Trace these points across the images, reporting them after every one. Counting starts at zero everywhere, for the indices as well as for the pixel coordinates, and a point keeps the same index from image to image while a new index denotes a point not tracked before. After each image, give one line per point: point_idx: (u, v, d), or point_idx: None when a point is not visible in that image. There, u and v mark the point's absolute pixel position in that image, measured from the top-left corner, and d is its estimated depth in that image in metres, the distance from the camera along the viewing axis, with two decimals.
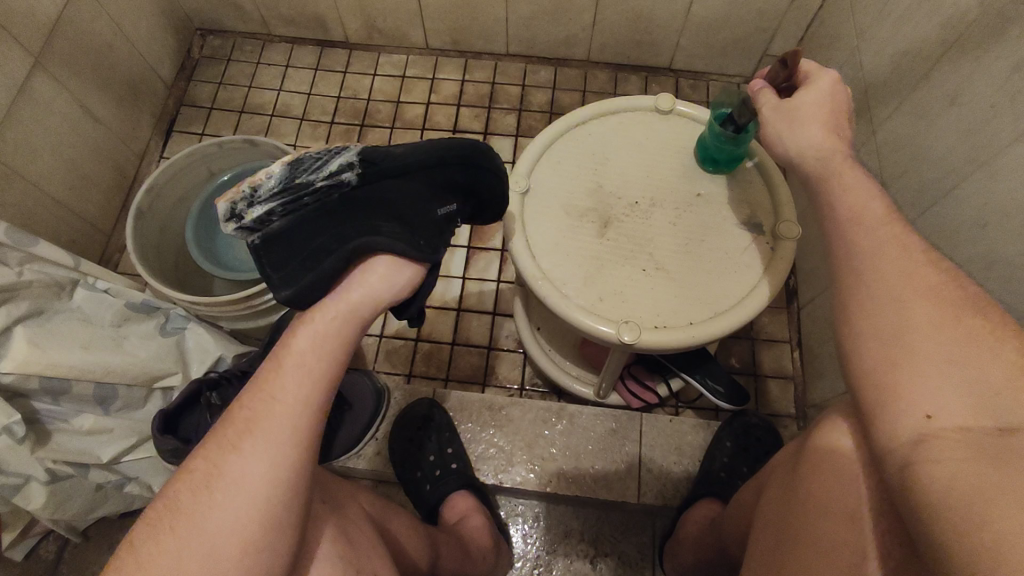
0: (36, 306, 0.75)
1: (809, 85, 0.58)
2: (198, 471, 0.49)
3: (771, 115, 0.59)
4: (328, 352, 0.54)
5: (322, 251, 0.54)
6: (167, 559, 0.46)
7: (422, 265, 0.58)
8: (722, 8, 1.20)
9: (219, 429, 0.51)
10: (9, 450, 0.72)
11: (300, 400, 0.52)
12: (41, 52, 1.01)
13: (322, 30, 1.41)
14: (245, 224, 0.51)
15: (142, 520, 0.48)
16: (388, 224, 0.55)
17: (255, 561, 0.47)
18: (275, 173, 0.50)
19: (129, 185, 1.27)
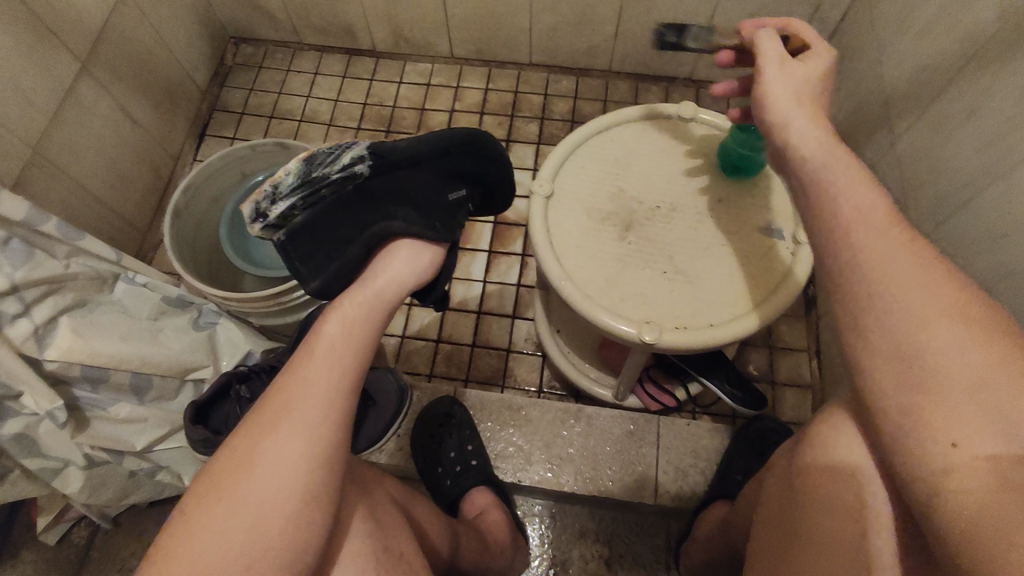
0: (80, 298, 0.77)
1: (814, 53, 0.58)
2: (239, 447, 0.52)
3: (786, 75, 0.55)
4: (357, 334, 0.57)
5: (345, 240, 0.59)
6: (213, 532, 0.48)
7: (441, 247, 0.63)
8: (743, 20, 1.22)
9: (258, 409, 0.54)
10: (51, 433, 0.76)
11: (331, 379, 0.54)
12: (87, 57, 1.06)
13: (351, 38, 1.45)
14: (270, 222, 0.57)
15: (187, 496, 0.51)
16: (403, 209, 0.59)
17: (295, 534, 0.49)
18: (292, 171, 0.56)
19: (163, 186, 1.32)
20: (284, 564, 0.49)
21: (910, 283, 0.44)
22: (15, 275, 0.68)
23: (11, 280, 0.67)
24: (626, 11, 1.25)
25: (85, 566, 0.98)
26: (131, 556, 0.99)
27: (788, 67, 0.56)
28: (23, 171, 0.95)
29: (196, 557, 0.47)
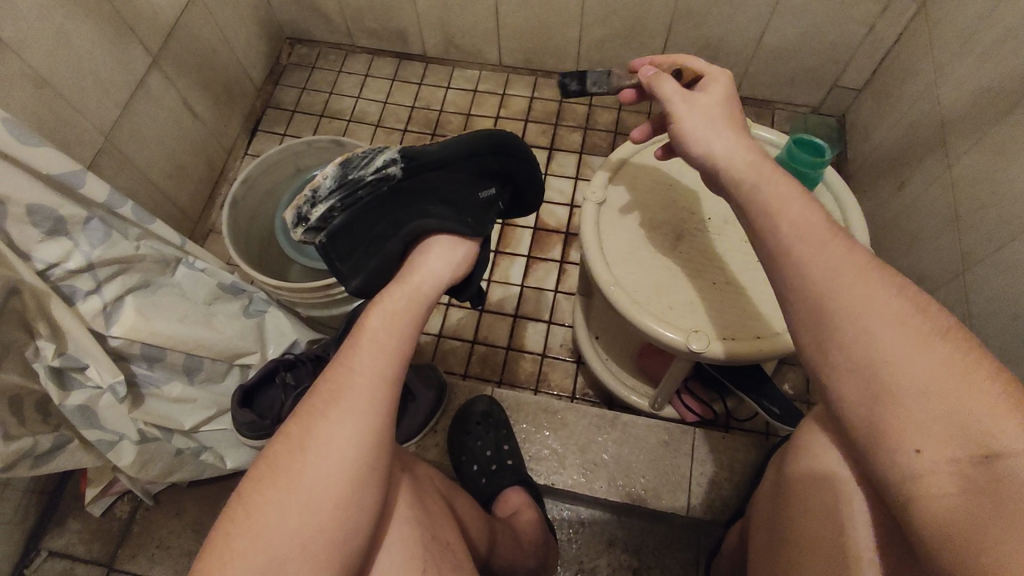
0: (144, 279, 0.80)
1: (713, 78, 0.61)
2: (293, 432, 0.53)
3: (686, 102, 0.58)
4: (401, 323, 0.58)
5: (381, 237, 0.62)
6: (271, 508, 0.50)
7: (474, 241, 0.65)
8: (795, 39, 1.22)
9: (310, 395, 0.55)
10: (110, 406, 0.79)
11: (378, 367, 0.56)
12: (158, 52, 1.11)
13: (403, 43, 1.49)
14: (310, 225, 0.60)
15: (245, 475, 0.53)
16: (437, 206, 0.62)
17: (347, 512, 0.51)
18: (329, 175, 0.60)
19: (217, 178, 1.36)
20: (337, 542, 0.50)
21: (872, 291, 0.43)
22: (91, 254, 0.72)
23: (87, 258, 0.71)
24: (677, 25, 1.26)
25: (126, 540, 1.01)
26: (169, 533, 1.01)
27: (693, 100, 0.59)
28: (94, 157, 0.99)
29: (255, 535, 0.49)
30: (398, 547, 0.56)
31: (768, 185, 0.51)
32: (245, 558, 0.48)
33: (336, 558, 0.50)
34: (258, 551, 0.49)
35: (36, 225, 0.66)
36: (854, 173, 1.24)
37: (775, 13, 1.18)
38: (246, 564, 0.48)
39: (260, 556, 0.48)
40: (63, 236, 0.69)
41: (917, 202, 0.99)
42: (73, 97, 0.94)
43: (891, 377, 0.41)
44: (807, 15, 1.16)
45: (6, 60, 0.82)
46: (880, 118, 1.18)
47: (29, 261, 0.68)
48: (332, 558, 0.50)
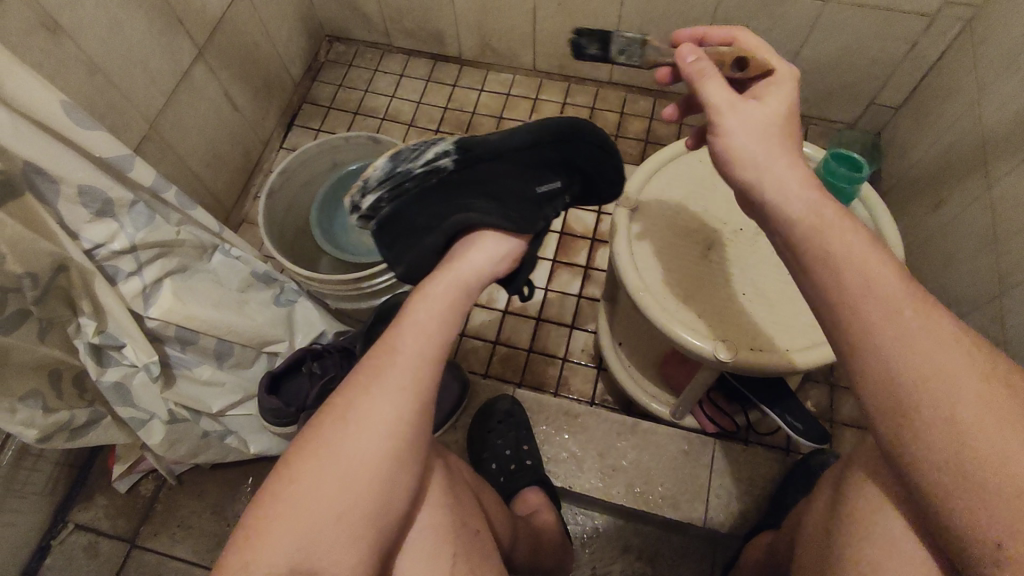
0: (183, 264, 0.82)
1: (775, 82, 0.57)
2: (337, 406, 0.54)
3: (743, 113, 0.54)
4: (445, 308, 0.58)
5: (424, 229, 0.63)
6: (312, 475, 0.52)
7: (520, 238, 0.63)
8: (833, 54, 1.21)
9: (354, 370, 0.56)
10: (144, 385, 0.81)
11: (420, 350, 0.55)
12: (204, 45, 1.14)
13: (439, 45, 1.51)
14: (362, 212, 0.65)
15: (292, 439, 0.54)
16: (480, 201, 0.61)
17: (384, 486, 0.53)
18: (380, 166, 0.63)
19: (252, 168, 1.39)
20: (373, 514, 0.52)
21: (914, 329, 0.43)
22: (134, 236, 0.74)
23: (131, 240, 0.73)
24: None
25: (148, 517, 1.03)
26: (190, 513, 1.04)
27: (746, 111, 0.54)
28: (139, 143, 1.03)
29: (299, 501, 0.51)
30: (429, 526, 0.59)
31: (807, 206, 0.49)
32: (289, 521, 0.51)
33: (373, 528, 0.53)
34: (301, 516, 0.51)
35: (85, 206, 0.68)
36: (888, 192, 1.22)
37: (814, 28, 1.17)
38: (290, 527, 0.51)
39: (303, 521, 0.51)
40: (109, 218, 0.71)
41: (953, 223, 0.98)
42: (122, 84, 0.97)
43: (930, 415, 0.41)
44: (847, 30, 1.16)
45: (63, 46, 0.85)
46: (918, 136, 1.17)
47: (77, 240, 0.70)
48: (369, 528, 0.52)
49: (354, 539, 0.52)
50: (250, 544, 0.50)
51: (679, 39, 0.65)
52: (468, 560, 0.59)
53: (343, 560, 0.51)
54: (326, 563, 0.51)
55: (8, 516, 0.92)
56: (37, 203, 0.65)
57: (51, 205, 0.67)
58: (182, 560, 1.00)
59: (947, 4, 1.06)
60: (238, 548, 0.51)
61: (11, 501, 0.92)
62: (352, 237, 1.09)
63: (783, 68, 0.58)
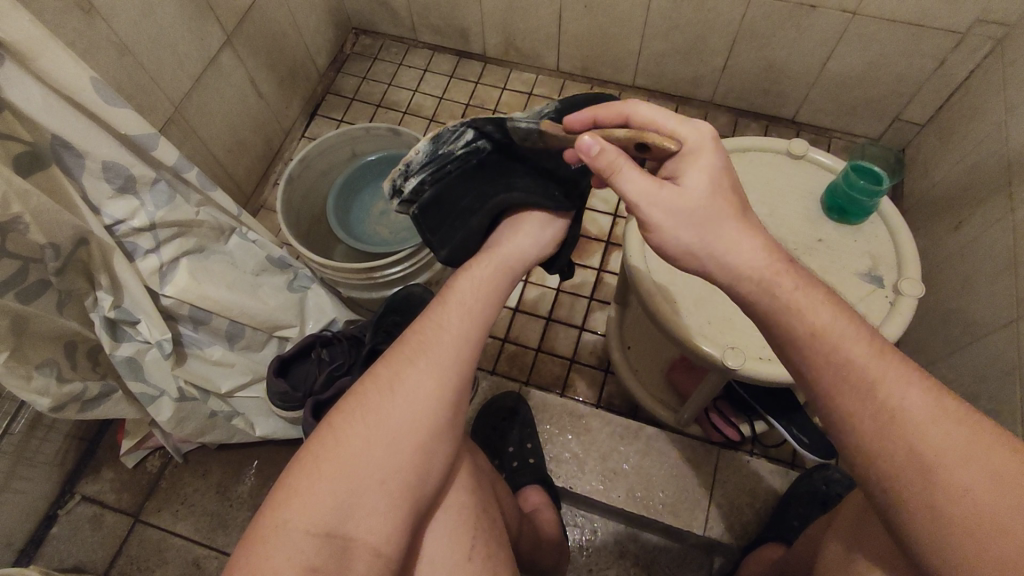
0: (200, 245, 0.83)
1: (689, 156, 0.51)
2: (382, 374, 0.54)
3: (655, 203, 0.50)
4: (491, 289, 0.58)
5: (469, 210, 0.60)
6: (356, 442, 0.51)
7: (565, 218, 0.61)
8: (861, 68, 1.20)
9: (398, 342, 0.56)
10: (156, 361, 0.82)
11: (466, 327, 0.56)
12: (232, 32, 1.16)
13: (464, 42, 1.51)
14: (404, 197, 0.61)
15: (333, 407, 0.54)
16: (523, 180, 0.58)
17: (422, 462, 0.53)
18: (422, 148, 0.58)
19: (273, 156, 1.41)
20: (412, 487, 0.52)
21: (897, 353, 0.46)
22: (154, 214, 0.75)
23: (151, 218, 0.74)
24: (739, 45, 1.25)
25: (153, 493, 1.05)
26: (194, 492, 1.05)
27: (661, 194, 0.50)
28: (164, 125, 1.04)
29: (340, 465, 0.51)
30: (454, 510, 0.59)
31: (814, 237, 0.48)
32: (328, 484, 0.50)
33: (409, 499, 0.52)
34: (341, 481, 0.50)
35: (108, 181, 0.70)
36: (909, 210, 1.21)
37: (842, 40, 1.16)
38: (329, 490, 0.50)
39: (342, 486, 0.50)
40: (131, 194, 0.72)
41: (973, 244, 0.97)
42: (151, 66, 0.99)
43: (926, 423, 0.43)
44: (875, 45, 1.14)
45: (95, 27, 0.87)
46: (942, 155, 1.15)
47: (98, 215, 0.71)
48: (405, 498, 0.52)
49: (391, 507, 0.51)
50: (286, 506, 0.49)
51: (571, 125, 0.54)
52: (486, 546, 0.59)
53: (378, 530, 0.51)
54: (361, 531, 0.50)
55: (16, 484, 0.94)
56: (63, 175, 0.67)
57: (75, 177, 0.68)
58: (183, 538, 1.01)
59: (978, 22, 1.04)
60: (272, 511, 0.49)
61: (20, 470, 0.94)
62: (368, 227, 1.10)
63: (696, 136, 0.51)
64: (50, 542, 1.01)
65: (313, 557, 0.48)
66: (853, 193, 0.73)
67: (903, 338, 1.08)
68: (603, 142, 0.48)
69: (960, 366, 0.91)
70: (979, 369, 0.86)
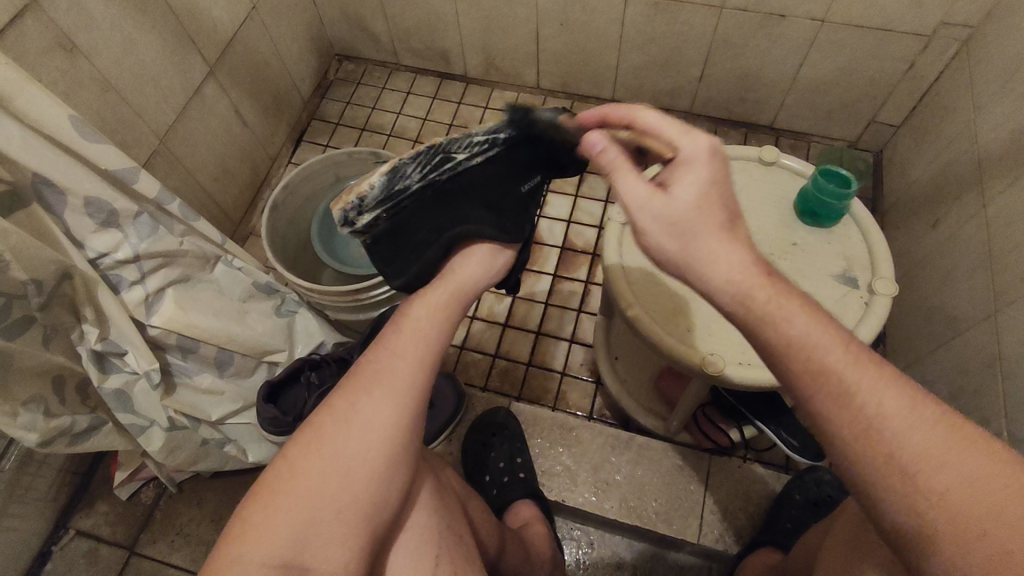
0: (185, 274, 0.83)
1: (682, 163, 0.49)
2: (338, 405, 0.55)
3: (649, 209, 0.49)
4: (444, 314, 0.59)
5: (423, 243, 0.60)
6: (312, 472, 0.52)
7: (513, 247, 0.62)
8: (833, 73, 1.22)
9: (353, 372, 0.57)
10: (145, 393, 0.83)
11: (418, 353, 0.57)
12: (215, 64, 1.18)
13: (446, 64, 1.54)
14: (357, 229, 0.59)
15: (293, 438, 0.54)
16: (478, 211, 0.60)
17: (378, 489, 0.53)
18: (377, 183, 0.57)
19: (260, 183, 1.42)
20: (367, 514, 0.53)
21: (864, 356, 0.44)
22: (138, 246, 0.76)
23: (134, 250, 0.75)
24: (714, 56, 1.27)
25: (147, 524, 1.05)
26: (189, 522, 1.05)
27: (652, 202, 0.49)
28: (149, 157, 1.06)
29: (296, 496, 0.51)
30: (416, 529, 0.59)
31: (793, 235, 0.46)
32: (284, 516, 0.51)
33: (366, 526, 0.53)
34: (297, 512, 0.51)
35: (90, 216, 0.71)
36: (889, 209, 1.22)
37: (812, 47, 1.18)
38: (285, 523, 0.51)
39: (298, 517, 0.51)
40: (114, 228, 0.73)
41: (950, 241, 0.98)
42: (135, 101, 1.01)
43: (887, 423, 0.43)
44: (845, 50, 1.16)
45: (78, 65, 0.89)
46: (918, 155, 1.17)
47: (81, 249, 0.72)
48: (363, 526, 0.52)
49: (348, 536, 0.52)
50: (243, 539, 0.50)
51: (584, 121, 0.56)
52: (451, 562, 0.60)
53: (336, 558, 0.51)
54: (317, 560, 0.51)
55: (9, 521, 0.94)
56: (44, 212, 0.68)
57: (56, 214, 0.69)
58: (178, 568, 1.01)
59: (944, 24, 1.06)
60: (230, 543, 0.50)
61: (13, 506, 0.93)
62: (355, 250, 1.11)
63: (692, 145, 0.48)
64: None
65: None
66: (825, 198, 0.74)
67: (888, 337, 1.09)
68: (608, 142, 0.53)
69: (943, 363, 0.92)
70: (962, 364, 0.87)
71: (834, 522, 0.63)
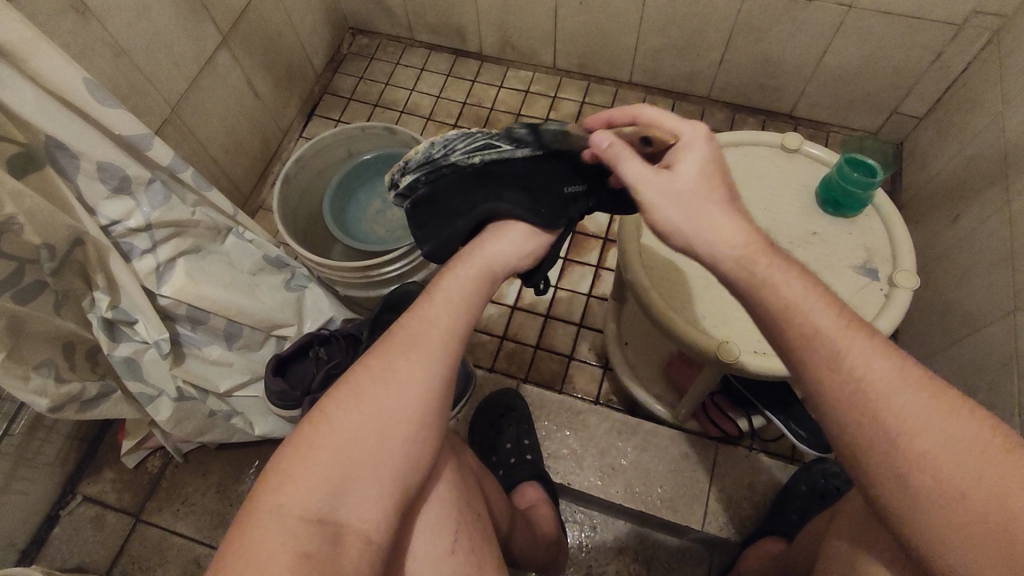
0: (197, 244, 0.83)
1: (683, 148, 0.52)
2: (375, 365, 0.54)
3: (655, 184, 0.51)
4: (478, 285, 0.59)
5: (456, 212, 0.60)
6: (350, 428, 0.51)
7: (548, 235, 0.60)
8: (857, 61, 1.19)
9: (389, 334, 0.56)
10: (154, 362, 0.82)
11: (454, 318, 0.57)
12: (228, 33, 1.16)
13: (461, 40, 1.51)
14: (399, 191, 0.61)
15: (327, 394, 0.53)
16: (513, 194, 0.58)
17: (412, 451, 0.53)
18: (422, 149, 0.59)
19: (271, 156, 1.41)
20: (401, 475, 0.52)
21: None
22: (150, 214, 0.75)
23: (146, 218, 0.75)
24: (735, 39, 1.25)
25: (153, 493, 1.06)
26: (194, 491, 1.05)
27: (660, 177, 0.51)
28: (160, 126, 1.05)
29: (333, 449, 0.50)
30: (437, 503, 0.59)
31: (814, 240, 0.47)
32: (321, 469, 0.49)
33: (399, 487, 0.52)
34: (334, 466, 0.50)
35: (103, 182, 0.70)
36: (907, 202, 1.21)
37: (838, 33, 1.15)
38: (323, 475, 0.49)
39: (335, 471, 0.50)
40: (126, 195, 0.72)
41: (970, 236, 0.96)
42: (147, 68, 0.99)
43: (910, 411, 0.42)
44: (871, 37, 1.14)
45: (90, 28, 0.87)
46: (940, 149, 1.15)
47: (94, 215, 0.72)
48: (396, 486, 0.52)
49: (382, 494, 0.51)
50: (279, 489, 0.48)
51: (591, 127, 0.61)
52: (469, 539, 0.59)
53: (368, 515, 0.50)
54: (352, 516, 0.50)
55: (17, 484, 0.94)
56: (57, 175, 0.67)
57: (70, 178, 0.68)
58: (184, 537, 1.02)
59: (975, 13, 1.04)
60: (264, 495, 0.48)
61: (21, 470, 0.94)
62: (367, 227, 1.11)
63: (693, 132, 0.53)
64: (53, 542, 1.02)
65: (306, 543, 0.47)
66: (849, 185, 0.73)
67: (901, 332, 1.08)
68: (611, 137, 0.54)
69: (957, 359, 0.91)
70: (977, 361, 0.86)
71: (842, 513, 0.63)
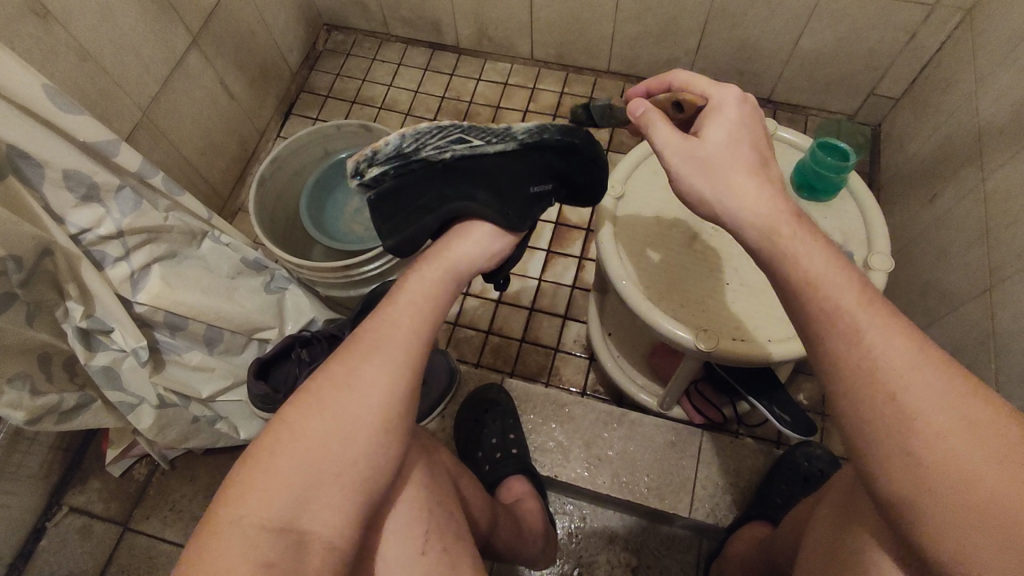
0: (172, 250, 0.82)
1: (714, 113, 0.55)
2: (338, 371, 0.54)
3: (682, 148, 0.54)
4: (440, 287, 0.58)
5: (424, 208, 0.59)
6: (312, 436, 0.51)
7: (513, 236, 0.61)
8: (832, 45, 1.20)
9: (351, 339, 0.56)
10: (133, 370, 0.81)
11: (417, 322, 0.56)
12: (198, 33, 1.14)
13: (437, 34, 1.50)
14: (364, 182, 0.57)
15: (290, 402, 0.53)
16: (482, 193, 0.58)
17: (376, 456, 0.52)
18: (391, 140, 0.56)
19: (248, 157, 1.39)
20: (365, 482, 0.52)
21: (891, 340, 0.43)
22: (121, 221, 0.74)
23: (117, 225, 0.74)
24: (712, 26, 1.24)
25: (140, 501, 1.05)
26: (182, 497, 1.05)
27: (688, 141, 0.54)
28: (132, 131, 1.03)
29: (294, 457, 0.50)
30: (406, 506, 0.59)
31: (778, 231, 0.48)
32: (282, 478, 0.49)
33: (363, 493, 0.52)
34: (296, 475, 0.50)
35: (70, 190, 0.69)
36: (885, 184, 1.21)
37: (812, 17, 1.15)
38: (285, 484, 0.49)
39: (297, 480, 0.50)
40: (95, 202, 0.71)
41: (947, 215, 0.97)
42: (115, 71, 0.97)
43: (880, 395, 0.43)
44: (846, 20, 1.14)
45: (53, 32, 0.86)
46: (916, 130, 1.15)
47: (63, 224, 0.70)
48: (359, 493, 0.52)
49: (345, 501, 0.51)
50: (240, 499, 0.48)
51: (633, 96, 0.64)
52: (441, 539, 0.59)
53: (331, 522, 0.50)
54: (315, 524, 0.49)
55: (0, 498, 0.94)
56: (21, 186, 0.65)
57: (35, 187, 0.67)
58: (172, 543, 1.01)
59: None
60: (225, 505, 0.48)
61: (4, 484, 0.93)
62: (346, 226, 1.10)
63: (722, 97, 0.56)
64: (40, 554, 1.01)
65: (266, 552, 0.47)
66: (824, 171, 0.73)
67: None
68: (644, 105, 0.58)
69: (937, 337, 0.92)
70: (956, 339, 0.87)
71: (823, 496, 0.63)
